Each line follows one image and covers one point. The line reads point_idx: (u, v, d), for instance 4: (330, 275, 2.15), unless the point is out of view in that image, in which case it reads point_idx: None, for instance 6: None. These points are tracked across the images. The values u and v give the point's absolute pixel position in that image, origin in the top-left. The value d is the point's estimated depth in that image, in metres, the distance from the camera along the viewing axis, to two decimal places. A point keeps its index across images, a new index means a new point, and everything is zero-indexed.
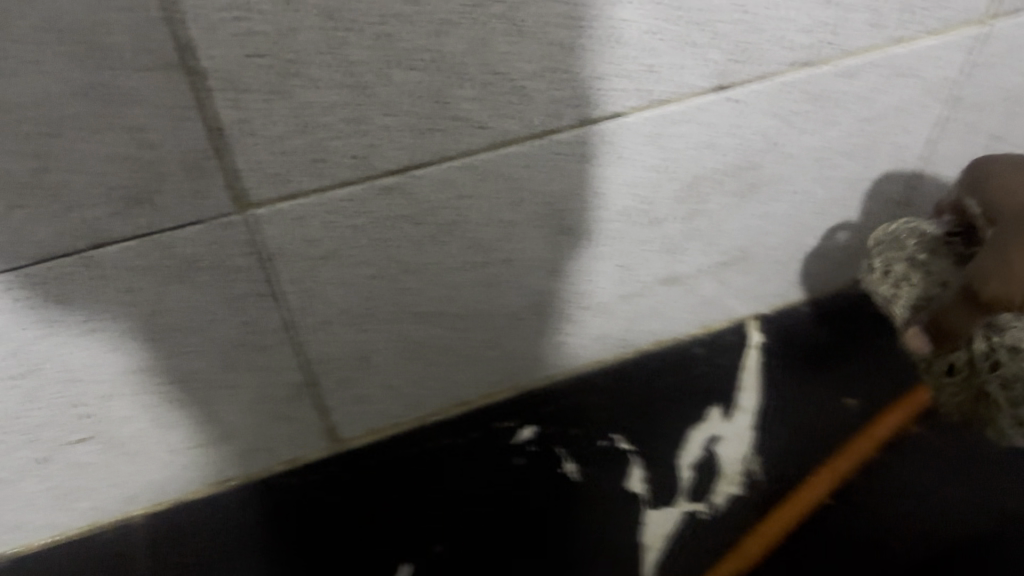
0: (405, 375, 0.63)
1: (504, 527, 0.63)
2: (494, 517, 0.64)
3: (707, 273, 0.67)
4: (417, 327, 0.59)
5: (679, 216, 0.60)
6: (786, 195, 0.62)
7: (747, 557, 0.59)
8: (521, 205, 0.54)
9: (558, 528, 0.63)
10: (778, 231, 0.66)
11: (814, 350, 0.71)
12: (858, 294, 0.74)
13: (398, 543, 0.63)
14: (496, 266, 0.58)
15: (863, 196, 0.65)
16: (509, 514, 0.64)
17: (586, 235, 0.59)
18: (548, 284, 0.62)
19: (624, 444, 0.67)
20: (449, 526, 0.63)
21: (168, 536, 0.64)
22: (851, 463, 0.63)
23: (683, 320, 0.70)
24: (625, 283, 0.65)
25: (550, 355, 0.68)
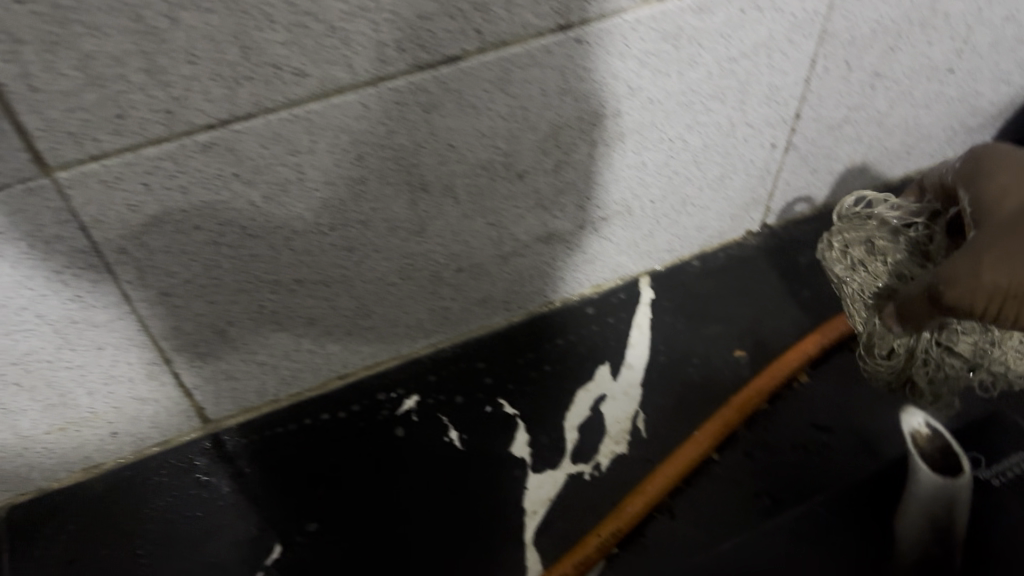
0: (271, 347, 0.60)
1: (384, 502, 0.61)
2: (374, 491, 0.61)
3: (588, 228, 0.65)
4: (277, 300, 0.56)
5: (545, 168, 0.57)
6: (658, 144, 0.60)
7: (630, 514, 0.56)
8: (364, 158, 0.50)
9: (440, 499, 0.60)
10: (659, 184, 0.63)
11: (703, 302, 0.70)
12: (752, 246, 0.73)
13: (274, 523, 0.60)
14: (355, 229, 0.54)
15: (742, 143, 0.63)
16: (390, 487, 0.61)
17: (450, 193, 0.55)
18: (419, 248, 0.58)
19: (510, 409, 0.64)
20: (327, 502, 0.61)
21: (29, 528, 0.61)
22: (739, 412, 0.61)
23: (570, 279, 0.68)
24: (503, 244, 0.61)
25: (433, 322, 0.65)
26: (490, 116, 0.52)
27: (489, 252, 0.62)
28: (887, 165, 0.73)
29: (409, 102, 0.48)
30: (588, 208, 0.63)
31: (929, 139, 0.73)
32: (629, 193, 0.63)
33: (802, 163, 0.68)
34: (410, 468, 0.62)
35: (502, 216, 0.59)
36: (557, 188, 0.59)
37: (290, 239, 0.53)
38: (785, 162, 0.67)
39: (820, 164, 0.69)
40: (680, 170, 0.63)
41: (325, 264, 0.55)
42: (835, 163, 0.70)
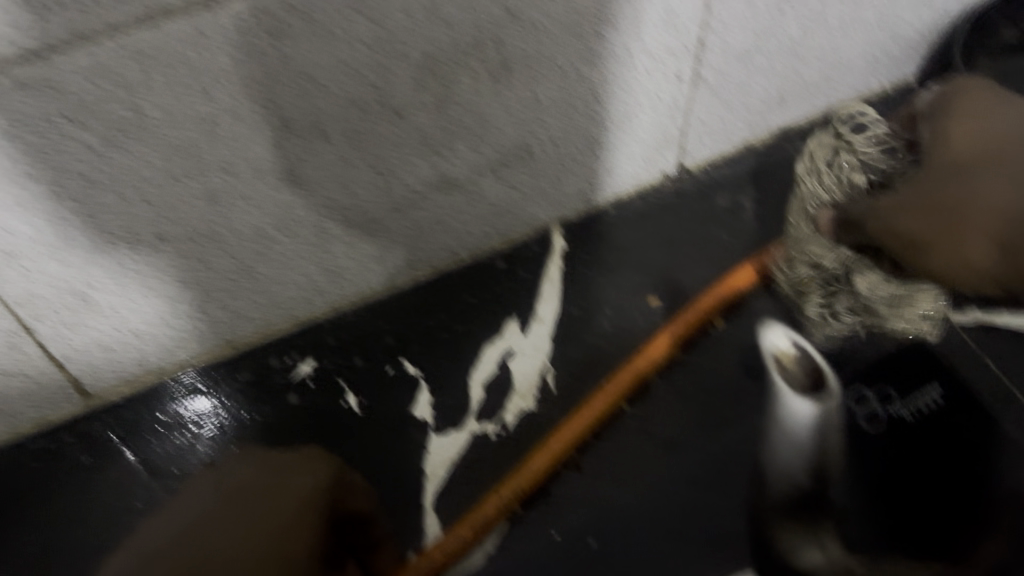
0: (145, 312, 0.56)
1: None
2: None
3: (489, 173, 0.60)
4: (142, 259, 0.52)
5: (426, 105, 0.53)
6: (553, 77, 0.56)
7: (533, 476, 0.53)
8: (214, 96, 0.46)
9: None
10: (560, 121, 0.59)
11: (614, 252, 0.67)
12: (668, 191, 0.70)
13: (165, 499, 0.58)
14: (217, 178, 0.50)
15: (645, 75, 0.60)
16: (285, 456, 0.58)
17: (321, 133, 0.51)
18: (296, 197, 0.54)
19: (412, 369, 0.61)
20: None
21: None
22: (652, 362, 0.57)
23: (479, 233, 0.64)
24: (392, 192, 0.57)
25: (327, 283, 0.60)
26: (351, 45, 0.47)
27: (378, 200, 0.57)
28: (805, 98, 0.70)
29: (255, 30, 0.44)
30: (486, 151, 0.58)
31: (849, 67, 0.70)
32: (529, 134, 0.59)
33: (714, 97, 0.64)
34: (307, 435, 0.59)
35: (386, 160, 0.55)
36: (445, 128, 0.55)
37: (142, 188, 0.49)
38: (695, 95, 0.63)
39: (732, 98, 0.66)
40: (581, 107, 0.59)
41: (188, 216, 0.51)
42: (749, 96, 0.66)
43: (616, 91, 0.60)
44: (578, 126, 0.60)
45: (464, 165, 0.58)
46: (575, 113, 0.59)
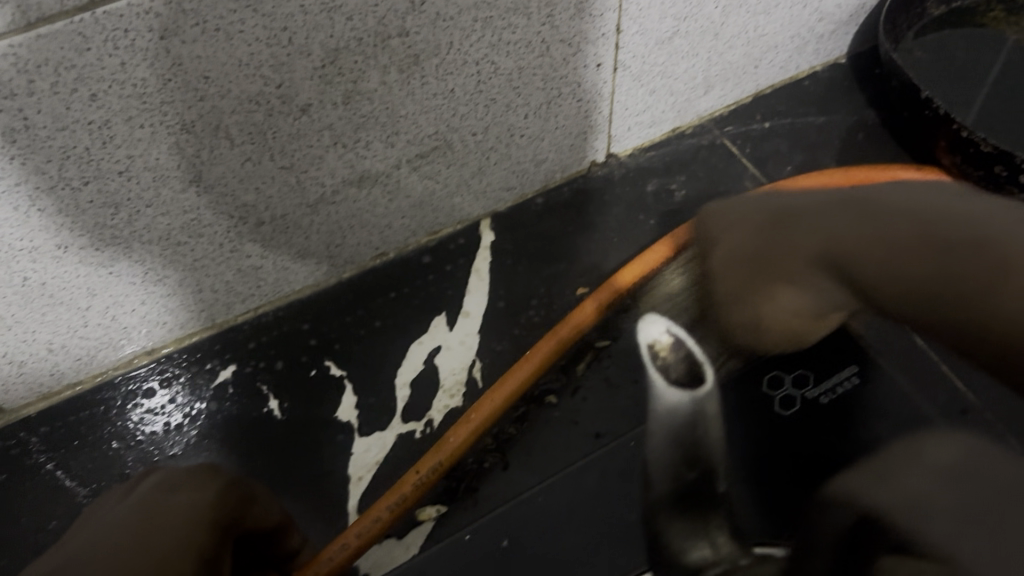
0: (52, 325, 0.54)
1: None
2: None
3: (404, 166, 0.59)
4: (42, 271, 0.51)
5: (334, 101, 0.52)
6: (464, 68, 0.55)
7: (451, 445, 0.52)
8: (102, 99, 0.44)
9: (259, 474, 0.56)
10: (477, 112, 0.58)
11: (542, 243, 0.66)
12: (595, 180, 0.69)
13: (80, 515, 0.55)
14: (115, 183, 0.49)
15: (562, 63, 0.58)
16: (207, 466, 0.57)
17: (223, 134, 0.50)
18: (203, 200, 0.53)
19: (337, 370, 0.60)
20: None
21: None
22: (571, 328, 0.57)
23: (398, 227, 0.63)
24: (305, 190, 0.56)
25: (245, 287, 0.60)
26: (246, 44, 0.46)
27: (291, 200, 0.56)
28: (732, 80, 0.70)
29: (138, 31, 0.42)
30: (401, 145, 0.57)
31: (773, 48, 0.69)
32: (444, 127, 0.58)
33: (636, 83, 0.64)
34: (229, 443, 0.58)
35: (294, 160, 0.54)
36: (354, 121, 0.54)
37: (36, 197, 0.47)
38: (616, 82, 0.62)
39: (654, 83, 0.65)
40: (498, 96, 0.58)
41: (88, 224, 0.50)
42: (673, 81, 0.66)
43: (534, 79, 0.58)
44: (495, 116, 0.59)
45: (378, 164, 0.57)
46: (492, 102, 0.58)
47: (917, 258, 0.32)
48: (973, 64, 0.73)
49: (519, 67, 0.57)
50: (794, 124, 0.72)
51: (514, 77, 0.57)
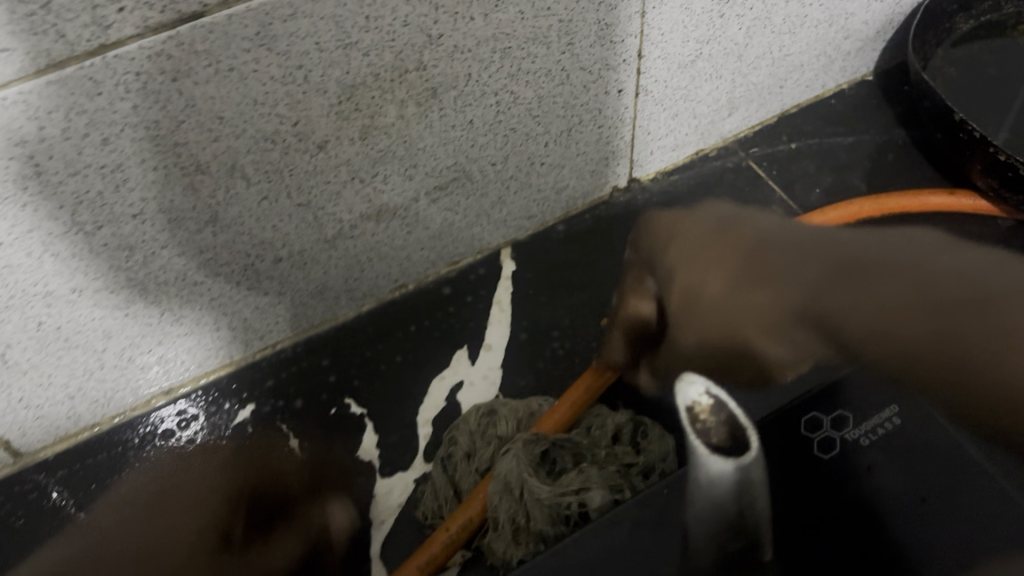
0: (68, 368, 0.53)
1: None
2: None
3: (423, 198, 0.57)
4: (56, 315, 0.50)
5: (352, 136, 0.50)
6: (483, 98, 0.53)
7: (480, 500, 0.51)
8: (115, 143, 0.43)
9: None
10: (496, 142, 0.57)
11: (563, 271, 0.65)
12: (616, 204, 0.68)
13: None
14: (129, 225, 0.48)
15: (583, 90, 0.57)
16: None
17: (238, 172, 0.48)
18: (220, 239, 0.52)
19: (357, 408, 0.59)
20: None
21: None
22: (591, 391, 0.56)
23: (418, 258, 0.62)
24: (321, 226, 0.55)
25: (263, 323, 0.59)
26: (260, 83, 0.45)
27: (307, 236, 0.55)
28: (756, 101, 0.68)
29: (148, 73, 0.41)
30: (420, 178, 0.56)
31: (798, 68, 0.67)
32: (463, 158, 0.56)
33: (658, 107, 0.62)
34: None
35: (311, 196, 0.52)
36: (372, 157, 0.52)
37: (48, 241, 0.46)
38: (638, 107, 0.61)
39: (677, 107, 0.63)
40: (517, 126, 0.57)
41: (101, 266, 0.49)
42: (696, 103, 0.64)
43: (554, 107, 0.57)
44: (514, 146, 0.58)
45: (397, 199, 0.56)
46: (512, 130, 0.57)
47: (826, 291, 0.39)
48: (1006, 79, 0.71)
49: (540, 94, 0.55)
50: (821, 144, 0.71)
51: (535, 106, 0.56)
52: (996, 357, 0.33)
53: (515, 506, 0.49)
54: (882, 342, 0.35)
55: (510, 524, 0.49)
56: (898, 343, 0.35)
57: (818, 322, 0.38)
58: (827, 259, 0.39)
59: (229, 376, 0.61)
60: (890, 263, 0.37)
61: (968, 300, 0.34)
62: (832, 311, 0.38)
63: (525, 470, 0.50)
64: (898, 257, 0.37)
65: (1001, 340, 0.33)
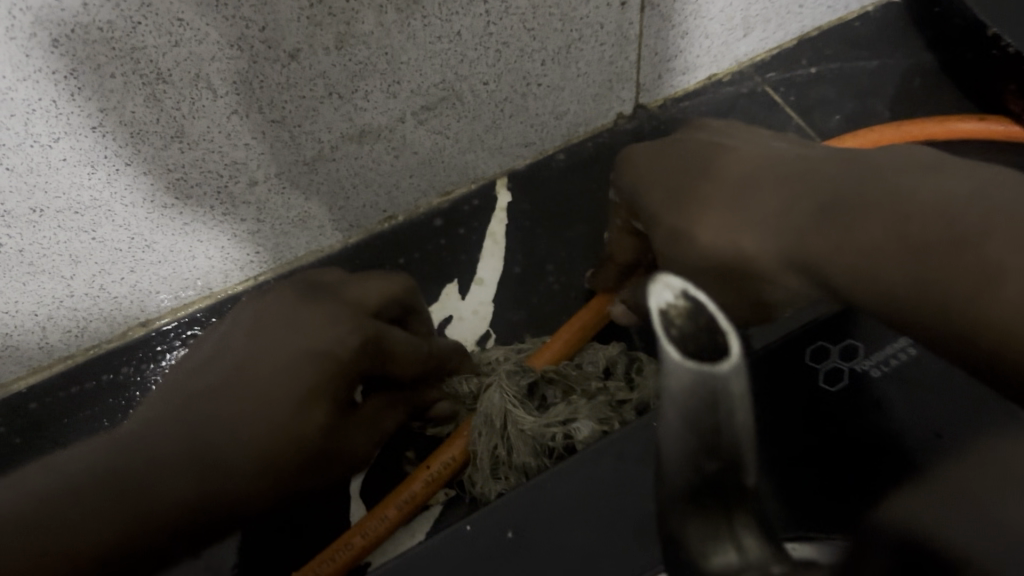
0: (35, 296, 0.51)
1: None
2: None
3: (409, 119, 0.54)
4: (17, 236, 0.47)
5: (326, 45, 0.46)
6: (471, 6, 0.49)
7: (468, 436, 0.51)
8: (65, 45, 0.40)
9: None
10: (486, 56, 0.53)
11: (559, 203, 0.63)
12: (620, 132, 0.64)
13: None
14: (88, 139, 0.44)
15: (582, 1, 0.52)
16: None
17: (202, 83, 0.45)
18: (190, 158, 0.48)
19: None
20: None
21: None
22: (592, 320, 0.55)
23: (406, 187, 0.59)
24: (297, 145, 0.51)
25: (242, 251, 0.56)
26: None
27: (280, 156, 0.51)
28: (774, 21, 0.63)
29: None
30: (405, 95, 0.52)
31: None
32: (451, 76, 0.52)
33: (666, 24, 0.57)
34: None
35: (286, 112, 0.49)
36: (350, 70, 0.49)
37: (1, 154, 0.43)
38: (644, 23, 0.56)
39: (686, 25, 0.58)
40: (510, 38, 0.52)
41: (62, 184, 0.46)
42: (708, 21, 0.59)
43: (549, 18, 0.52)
44: (508, 61, 0.54)
45: (380, 120, 0.53)
46: (503, 43, 0.52)
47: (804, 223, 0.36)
48: None
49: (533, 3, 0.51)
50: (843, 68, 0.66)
51: (529, 15, 0.52)
52: (978, 275, 0.29)
53: (494, 437, 0.48)
54: (857, 273, 0.33)
55: (489, 459, 0.48)
56: (868, 269, 0.33)
57: (782, 257, 0.36)
58: (773, 181, 0.38)
59: (209, 308, 0.59)
60: (848, 185, 0.36)
61: (937, 214, 0.31)
62: (805, 248, 0.35)
63: (508, 402, 0.48)
64: (907, 187, 0.33)
65: (972, 254, 0.30)
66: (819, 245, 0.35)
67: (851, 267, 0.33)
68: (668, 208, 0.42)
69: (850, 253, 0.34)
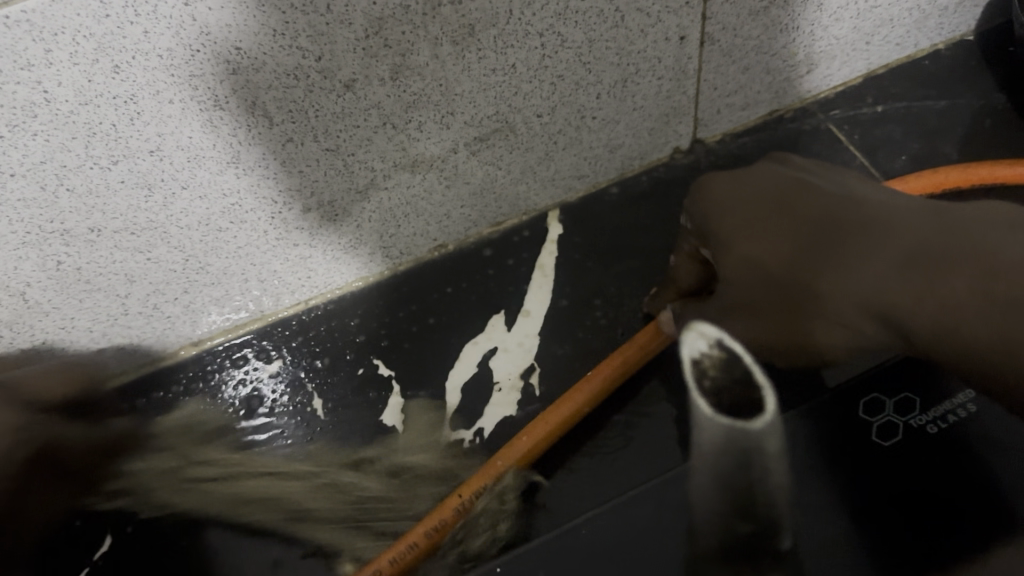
0: (91, 314, 0.52)
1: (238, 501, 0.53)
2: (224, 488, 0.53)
3: (462, 150, 0.54)
4: (76, 254, 0.48)
5: (381, 77, 0.47)
6: (524, 39, 0.49)
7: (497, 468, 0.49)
8: (124, 72, 0.41)
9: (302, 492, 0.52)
10: (542, 90, 0.53)
11: (613, 236, 0.61)
12: (677, 168, 0.63)
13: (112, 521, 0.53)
14: (147, 162, 0.46)
15: (638, 35, 0.52)
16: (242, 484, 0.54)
17: (257, 111, 0.45)
18: (244, 183, 0.49)
19: (386, 370, 0.57)
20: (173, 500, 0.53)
21: None
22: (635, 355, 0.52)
23: (458, 216, 0.59)
24: (351, 174, 0.52)
25: (294, 276, 0.57)
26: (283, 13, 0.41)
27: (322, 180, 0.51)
28: (837, 58, 0.61)
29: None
30: (459, 127, 0.52)
31: (888, 22, 0.60)
32: (506, 109, 0.52)
33: (726, 59, 0.56)
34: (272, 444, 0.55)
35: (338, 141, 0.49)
36: (406, 101, 0.49)
37: (63, 175, 0.44)
38: (703, 58, 0.56)
39: (747, 61, 0.57)
40: (567, 71, 0.52)
41: (121, 206, 0.47)
42: (769, 57, 0.58)
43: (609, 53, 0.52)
44: (564, 94, 0.54)
45: (433, 151, 0.53)
46: (559, 77, 0.52)
47: (873, 267, 0.36)
48: None
49: (590, 38, 0.51)
50: (910, 108, 0.64)
51: (585, 50, 0.51)
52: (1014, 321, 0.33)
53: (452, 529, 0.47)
54: (935, 324, 0.34)
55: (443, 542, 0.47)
56: (943, 318, 0.34)
57: (849, 300, 0.37)
58: (840, 221, 0.38)
59: (259, 331, 0.59)
60: (911, 229, 0.36)
61: (1012, 270, 0.33)
62: (878, 295, 0.36)
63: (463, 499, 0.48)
64: (973, 239, 0.35)
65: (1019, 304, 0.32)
66: (894, 293, 0.35)
67: (930, 317, 0.34)
68: (740, 237, 0.40)
69: (929, 304, 0.34)
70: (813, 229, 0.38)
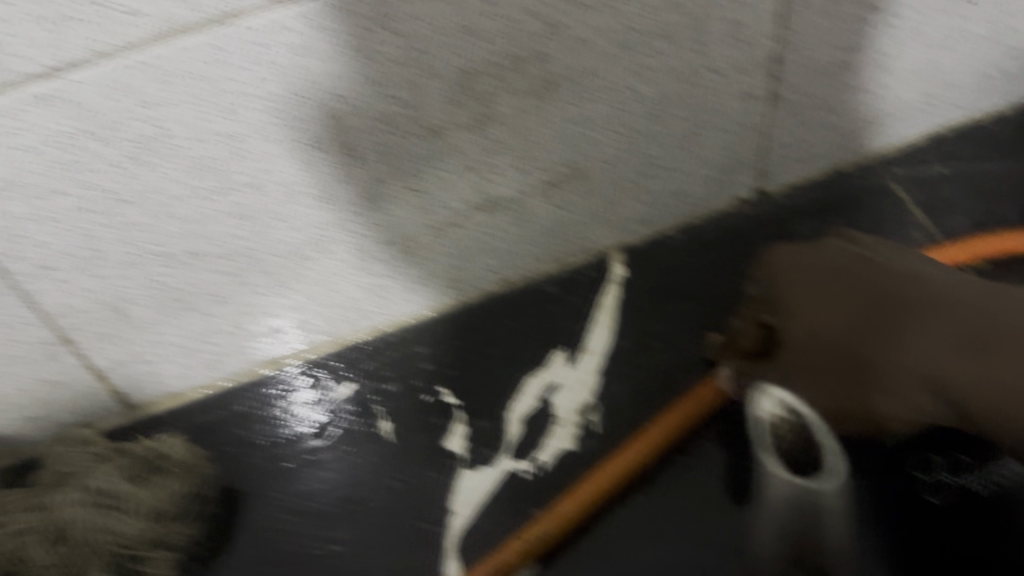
0: (181, 330, 0.56)
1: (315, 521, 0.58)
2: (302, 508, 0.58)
3: (535, 193, 0.56)
4: (173, 275, 0.52)
5: (466, 124, 0.50)
6: (602, 92, 0.52)
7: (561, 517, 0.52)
8: (237, 113, 0.44)
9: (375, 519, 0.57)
10: (609, 136, 0.55)
11: (673, 280, 0.63)
12: (738, 219, 0.65)
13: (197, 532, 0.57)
14: (244, 195, 0.49)
15: (708, 90, 0.54)
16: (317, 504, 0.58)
17: (351, 152, 0.49)
18: (331, 217, 0.52)
19: (450, 398, 0.60)
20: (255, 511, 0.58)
21: None
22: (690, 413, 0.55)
23: (525, 254, 0.61)
24: (428, 211, 0.55)
25: (368, 305, 0.60)
26: (375, 60, 0.44)
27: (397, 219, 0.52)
28: (901, 119, 0.63)
29: (274, 44, 0.42)
30: (527, 168, 0.55)
31: (953, 86, 0.62)
32: (575, 156, 0.55)
33: (792, 116, 0.59)
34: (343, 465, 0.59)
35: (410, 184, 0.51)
36: (485, 146, 0.52)
37: (170, 204, 0.47)
38: (769, 113, 0.58)
39: (812, 118, 0.59)
40: (631, 119, 0.54)
41: (216, 232, 0.51)
42: (834, 116, 0.60)
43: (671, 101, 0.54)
44: (627, 140, 0.56)
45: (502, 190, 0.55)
46: (625, 124, 0.54)
47: (923, 346, 0.42)
48: None
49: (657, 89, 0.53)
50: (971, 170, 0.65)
51: (650, 99, 0.53)
52: None
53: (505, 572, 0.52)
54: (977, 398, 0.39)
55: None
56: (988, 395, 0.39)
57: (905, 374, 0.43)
58: (903, 302, 0.44)
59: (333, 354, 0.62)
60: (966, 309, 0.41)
61: None
62: (929, 371, 0.41)
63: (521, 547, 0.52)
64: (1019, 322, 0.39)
65: None
66: (941, 371, 0.41)
67: (974, 389, 0.39)
68: (807, 308, 0.47)
69: (975, 382, 0.39)
70: (875, 307, 0.44)
